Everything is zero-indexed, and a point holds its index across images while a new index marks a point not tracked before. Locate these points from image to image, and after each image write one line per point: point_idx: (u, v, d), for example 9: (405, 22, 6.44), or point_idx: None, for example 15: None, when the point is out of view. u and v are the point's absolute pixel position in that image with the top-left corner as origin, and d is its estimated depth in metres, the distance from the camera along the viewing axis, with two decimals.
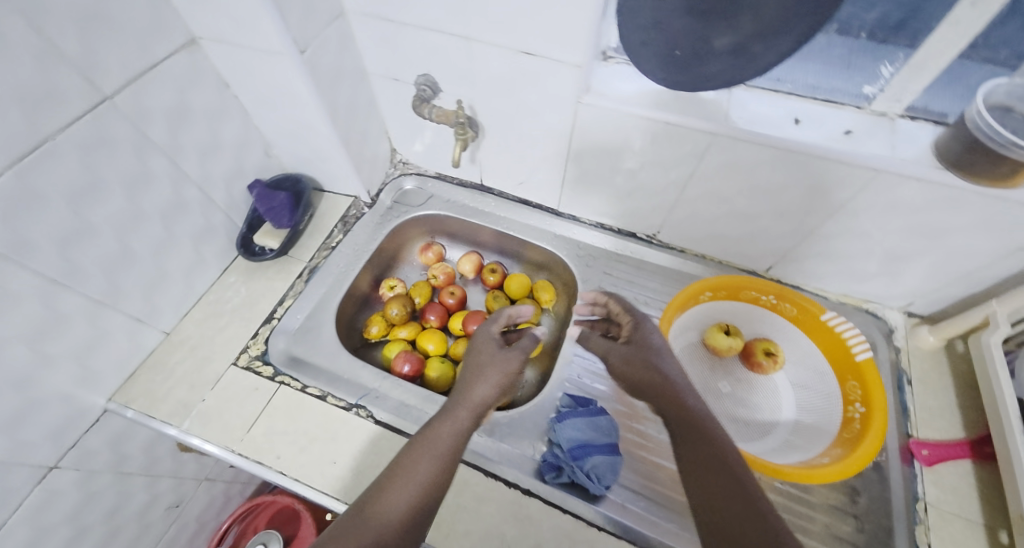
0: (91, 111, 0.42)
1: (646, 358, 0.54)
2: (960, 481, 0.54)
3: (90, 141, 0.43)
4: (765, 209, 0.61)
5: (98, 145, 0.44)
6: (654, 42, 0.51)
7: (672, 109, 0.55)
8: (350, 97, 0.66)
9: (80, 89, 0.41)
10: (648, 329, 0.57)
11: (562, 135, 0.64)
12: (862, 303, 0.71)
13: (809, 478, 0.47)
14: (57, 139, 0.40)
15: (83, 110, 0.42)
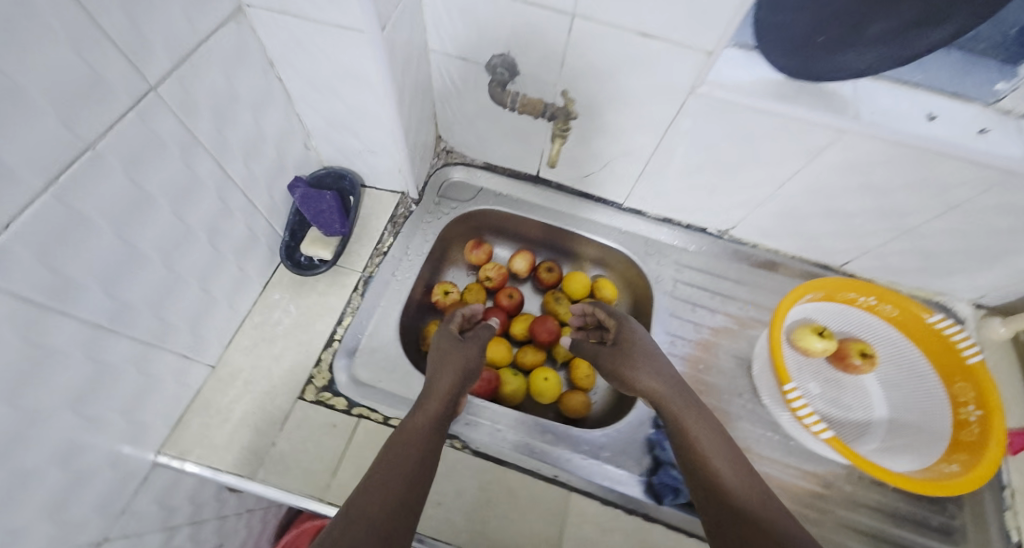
0: (135, 107, 0.32)
1: (630, 356, 0.58)
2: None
3: (136, 146, 0.33)
4: (867, 206, 0.59)
5: (144, 149, 0.34)
6: (795, 24, 0.46)
7: (798, 102, 0.50)
8: (414, 80, 0.56)
9: (124, 78, 0.30)
10: (629, 327, 0.62)
11: (660, 127, 0.57)
12: (932, 295, 0.73)
13: (951, 491, 0.48)
14: (100, 146, 0.30)
15: (127, 106, 0.31)
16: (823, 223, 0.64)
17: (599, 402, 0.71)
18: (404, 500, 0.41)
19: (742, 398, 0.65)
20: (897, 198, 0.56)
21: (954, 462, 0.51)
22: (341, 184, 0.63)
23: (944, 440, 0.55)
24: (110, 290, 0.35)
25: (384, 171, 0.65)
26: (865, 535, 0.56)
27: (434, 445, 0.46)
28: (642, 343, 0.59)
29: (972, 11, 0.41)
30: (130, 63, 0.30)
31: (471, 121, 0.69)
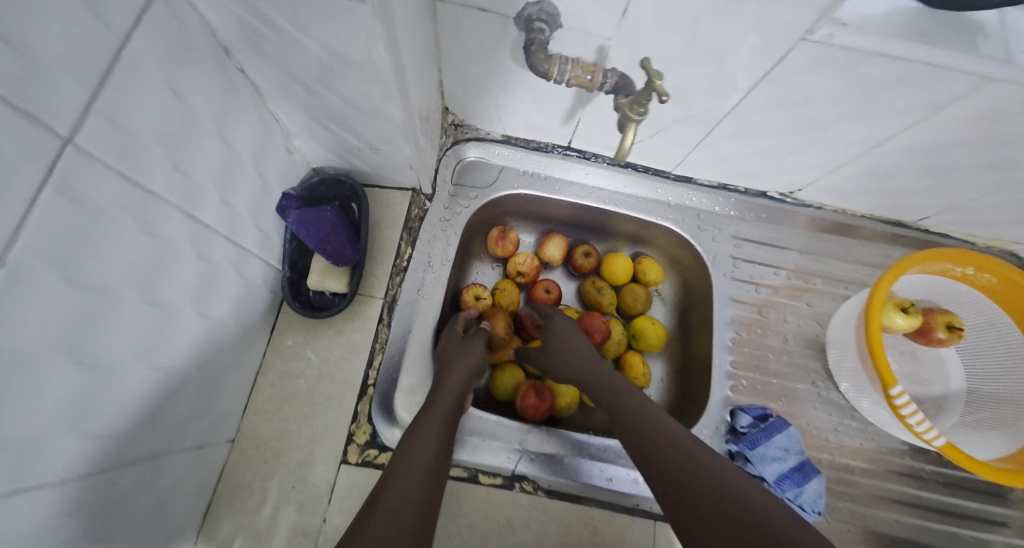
0: (50, 181, 0.20)
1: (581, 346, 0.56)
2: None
3: (70, 231, 0.22)
4: (978, 162, 0.49)
5: (75, 235, 0.22)
6: None
7: (942, 42, 0.37)
8: (418, 46, 0.41)
9: (21, 141, 0.19)
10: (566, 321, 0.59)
11: (744, 83, 0.45)
12: (1008, 246, 0.64)
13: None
14: (16, 256, 0.19)
15: (42, 178, 0.20)
16: (912, 180, 0.55)
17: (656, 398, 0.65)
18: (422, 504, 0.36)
19: (815, 385, 0.59)
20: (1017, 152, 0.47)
21: None
22: (340, 192, 0.51)
23: None
24: (89, 420, 0.26)
25: (390, 168, 0.51)
26: (943, 512, 0.55)
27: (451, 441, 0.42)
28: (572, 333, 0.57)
29: None
30: (19, 111, 0.18)
31: (486, 88, 0.54)
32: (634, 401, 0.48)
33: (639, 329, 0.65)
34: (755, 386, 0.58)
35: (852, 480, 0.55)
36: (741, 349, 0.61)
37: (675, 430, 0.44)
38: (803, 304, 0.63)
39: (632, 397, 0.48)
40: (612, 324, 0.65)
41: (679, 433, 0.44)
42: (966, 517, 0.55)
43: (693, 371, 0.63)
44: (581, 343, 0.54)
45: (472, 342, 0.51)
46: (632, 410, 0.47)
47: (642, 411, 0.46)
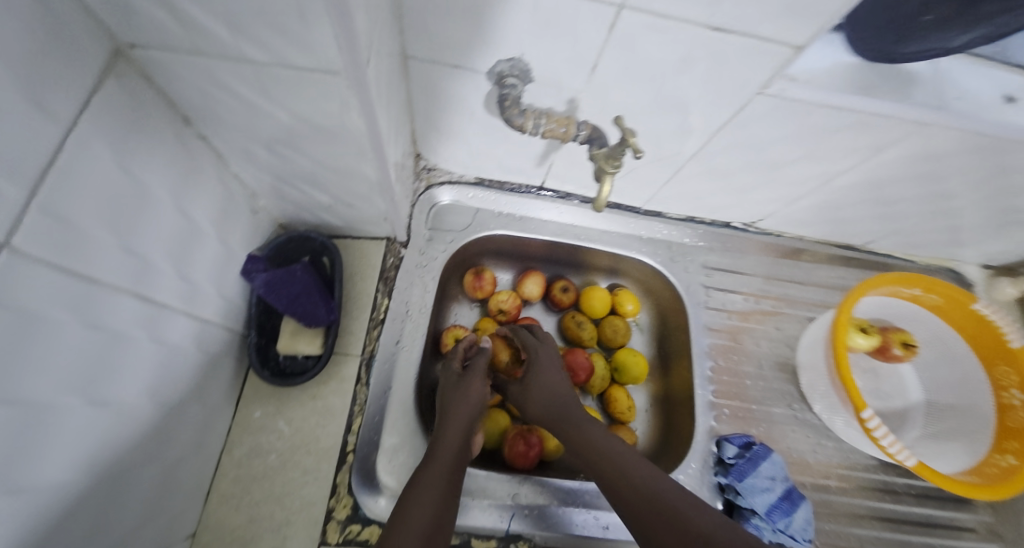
0: None
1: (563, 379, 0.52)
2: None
3: (8, 345, 0.19)
4: (913, 195, 0.54)
5: (12, 350, 0.20)
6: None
7: (881, 94, 0.41)
8: (392, 102, 0.40)
9: None
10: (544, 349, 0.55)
11: (706, 131, 0.48)
12: (945, 262, 0.70)
13: (1002, 494, 0.48)
14: None
15: None
16: (859, 211, 0.60)
17: (643, 431, 0.65)
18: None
19: (791, 408, 0.61)
20: (946, 185, 0.52)
21: (1009, 453, 0.52)
22: (310, 247, 0.48)
23: (989, 428, 0.55)
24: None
25: (363, 220, 0.50)
26: (917, 524, 0.58)
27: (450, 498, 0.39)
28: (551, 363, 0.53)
29: None
30: None
31: (457, 135, 0.54)
32: (610, 445, 0.45)
33: (621, 362, 0.66)
34: (738, 415, 0.60)
35: (831, 500, 0.57)
36: (721, 378, 0.62)
37: (657, 478, 0.41)
38: (772, 329, 0.66)
39: (609, 441, 0.45)
40: (595, 359, 0.65)
41: (662, 481, 0.41)
42: (938, 527, 0.58)
43: (676, 401, 0.64)
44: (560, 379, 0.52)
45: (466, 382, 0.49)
46: (609, 461, 0.43)
47: (619, 462, 0.43)
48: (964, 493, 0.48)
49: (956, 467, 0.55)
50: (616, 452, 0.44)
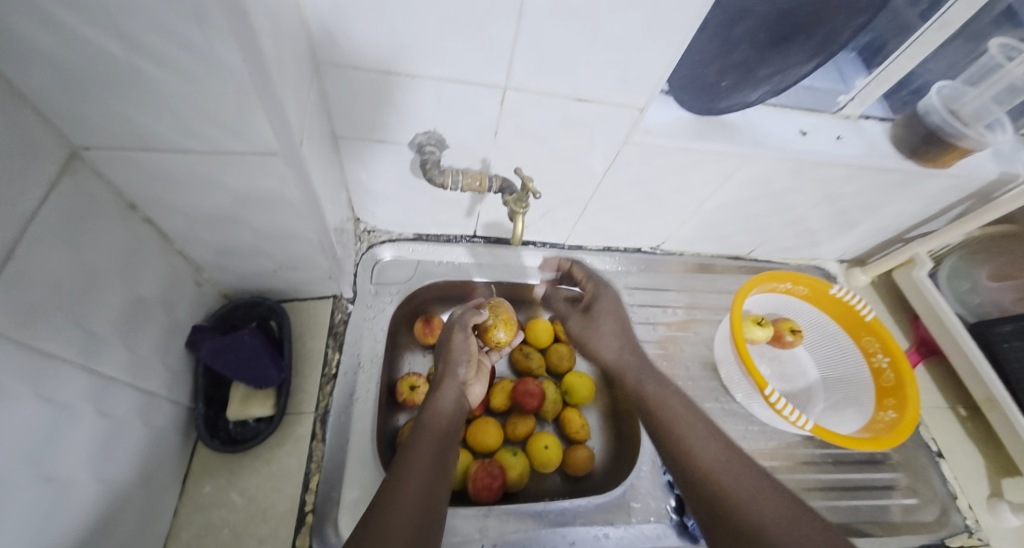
0: None
1: (616, 310, 0.60)
2: (927, 380, 0.78)
3: None
4: (765, 210, 0.68)
5: None
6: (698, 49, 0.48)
7: (712, 137, 0.54)
8: (327, 175, 0.47)
9: None
10: (608, 289, 0.62)
11: (597, 175, 0.59)
12: (812, 261, 0.86)
13: (887, 444, 0.58)
14: None
15: None
16: (733, 227, 0.73)
17: (599, 447, 0.69)
18: (427, 500, 0.41)
19: (719, 401, 0.69)
20: (787, 199, 0.66)
21: (889, 408, 0.63)
22: (257, 312, 0.50)
23: (871, 389, 0.66)
24: None
25: (308, 282, 0.53)
26: (842, 488, 0.65)
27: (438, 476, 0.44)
28: (610, 302, 0.61)
29: (835, 28, 0.44)
30: None
31: (391, 198, 0.61)
32: (669, 402, 0.49)
33: (569, 385, 0.71)
34: None
35: (780, 479, 0.64)
36: None
37: (707, 440, 0.45)
38: (691, 334, 0.75)
39: (666, 395, 0.50)
40: (546, 385, 0.69)
41: (710, 442, 0.44)
42: (860, 488, 0.65)
43: (623, 412, 0.70)
44: (624, 319, 0.60)
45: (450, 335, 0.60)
46: (669, 415, 0.48)
47: (679, 419, 0.47)
48: (865, 447, 0.57)
49: (855, 428, 0.64)
50: (674, 409, 0.48)
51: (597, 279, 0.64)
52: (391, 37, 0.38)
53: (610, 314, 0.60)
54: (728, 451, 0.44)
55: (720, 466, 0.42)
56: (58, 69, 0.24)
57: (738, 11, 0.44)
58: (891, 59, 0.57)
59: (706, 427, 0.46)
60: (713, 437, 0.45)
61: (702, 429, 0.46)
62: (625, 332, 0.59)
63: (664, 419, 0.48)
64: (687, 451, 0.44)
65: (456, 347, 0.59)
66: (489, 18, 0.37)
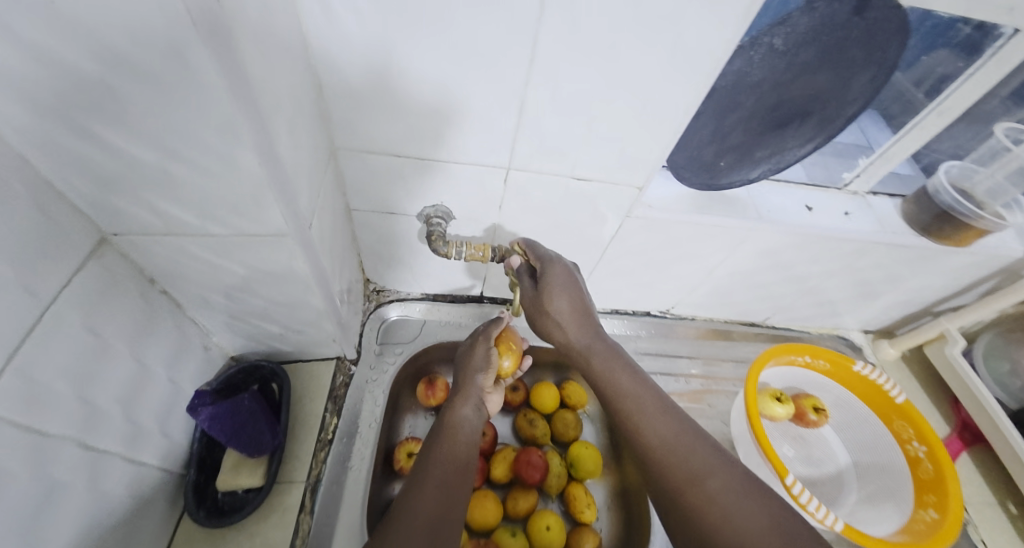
0: None
1: (578, 295, 0.46)
2: (973, 471, 0.70)
3: None
4: (777, 278, 0.67)
5: None
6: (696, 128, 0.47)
7: (715, 211, 0.54)
8: (337, 244, 0.49)
9: None
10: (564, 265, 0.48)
11: (600, 244, 0.59)
12: (834, 330, 0.82)
13: None
14: None
15: None
16: (745, 294, 0.71)
17: (606, 531, 0.64)
18: (443, 506, 0.42)
19: None
20: (800, 270, 0.64)
21: (929, 507, 0.57)
22: (259, 375, 0.51)
23: (907, 482, 0.61)
24: None
25: (313, 344, 0.54)
26: None
27: (451, 485, 0.45)
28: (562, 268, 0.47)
29: (822, 118, 0.47)
30: None
31: (400, 261, 0.63)
32: (621, 379, 0.44)
33: (576, 456, 0.66)
34: None
35: None
36: None
37: (659, 417, 0.41)
38: (706, 406, 0.71)
39: (620, 371, 0.44)
40: (551, 456, 0.66)
41: (661, 419, 0.40)
42: None
43: (632, 492, 0.65)
44: (584, 291, 0.47)
45: (474, 346, 0.60)
46: (624, 395, 0.43)
47: (633, 399, 0.42)
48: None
49: (891, 529, 0.58)
50: (626, 388, 0.43)
51: (544, 251, 0.50)
52: (402, 128, 0.43)
53: (560, 289, 0.46)
54: (682, 428, 0.40)
55: (671, 447, 0.38)
56: (96, 170, 0.27)
57: (729, 103, 0.46)
58: (891, 142, 0.57)
59: (658, 400, 0.42)
60: (666, 413, 0.41)
61: (654, 404, 0.42)
62: (584, 309, 0.46)
63: (620, 400, 0.43)
64: (639, 431, 0.40)
65: (477, 357, 0.59)
66: (490, 111, 0.41)
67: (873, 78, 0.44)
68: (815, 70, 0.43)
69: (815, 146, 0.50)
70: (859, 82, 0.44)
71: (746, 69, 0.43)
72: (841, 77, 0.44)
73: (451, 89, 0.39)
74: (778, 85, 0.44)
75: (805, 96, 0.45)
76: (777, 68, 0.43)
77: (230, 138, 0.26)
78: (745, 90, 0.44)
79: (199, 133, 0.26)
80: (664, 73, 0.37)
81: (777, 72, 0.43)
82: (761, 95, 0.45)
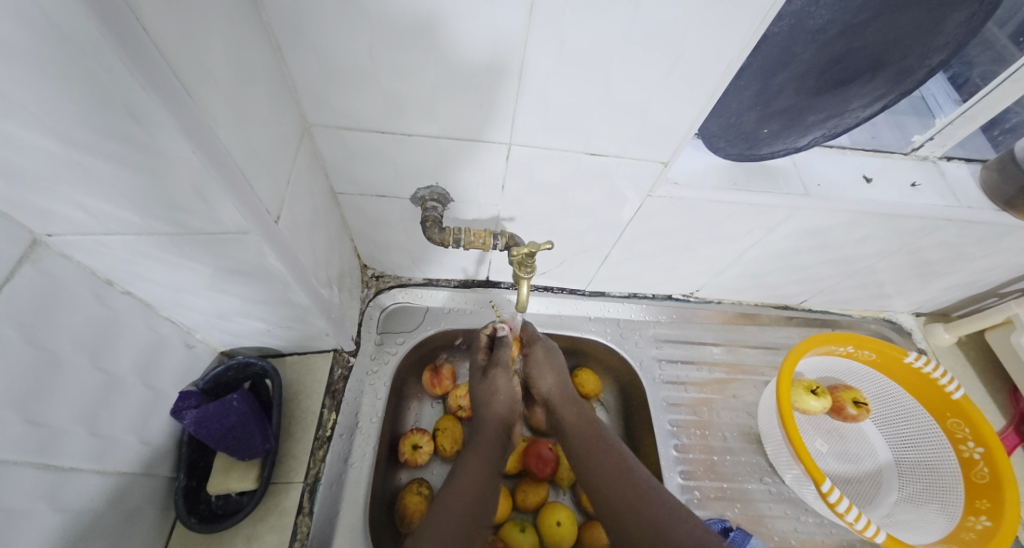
0: None
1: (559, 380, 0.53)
2: None
3: None
4: (820, 260, 0.59)
5: None
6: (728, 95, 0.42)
7: (753, 187, 0.47)
8: (320, 233, 0.44)
9: None
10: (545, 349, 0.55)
11: (617, 226, 0.53)
12: (879, 313, 0.74)
13: None
14: None
15: None
16: (782, 276, 0.64)
17: None
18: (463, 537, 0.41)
19: (764, 482, 0.60)
20: (847, 250, 0.56)
21: (982, 514, 0.52)
22: (251, 372, 0.48)
23: (958, 485, 0.55)
24: None
25: (306, 338, 0.51)
26: None
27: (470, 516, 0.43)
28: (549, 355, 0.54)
29: (896, 72, 0.38)
30: None
31: (398, 247, 0.58)
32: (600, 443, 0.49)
33: None
34: (693, 493, 0.58)
35: None
36: (686, 459, 0.60)
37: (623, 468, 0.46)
38: (731, 398, 0.66)
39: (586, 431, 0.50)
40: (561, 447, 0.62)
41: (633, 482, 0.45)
42: None
43: None
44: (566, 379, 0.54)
45: (493, 376, 0.53)
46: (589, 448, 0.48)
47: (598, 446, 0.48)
48: None
49: (936, 538, 0.52)
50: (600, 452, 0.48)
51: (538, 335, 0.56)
52: (384, 99, 0.37)
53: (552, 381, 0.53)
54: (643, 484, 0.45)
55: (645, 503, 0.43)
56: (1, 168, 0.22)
57: (781, 57, 0.37)
58: (979, 95, 0.48)
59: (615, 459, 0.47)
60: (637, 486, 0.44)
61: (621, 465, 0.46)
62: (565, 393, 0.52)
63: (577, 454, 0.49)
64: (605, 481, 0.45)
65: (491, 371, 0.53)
66: (482, 79, 0.34)
67: (971, 17, 0.34)
68: (899, 9, 0.33)
69: (881, 106, 0.42)
70: (953, 23, 0.35)
71: (810, 9, 0.34)
72: (930, 17, 0.34)
73: (434, 55, 0.33)
74: (847, 30, 0.34)
75: (882, 42, 0.35)
76: (849, 8, 0.33)
77: (147, 125, 0.21)
78: (804, 37, 0.35)
79: (106, 117, 0.21)
80: (703, 25, 0.29)
81: (849, 12, 0.34)
82: (822, 48, 0.36)
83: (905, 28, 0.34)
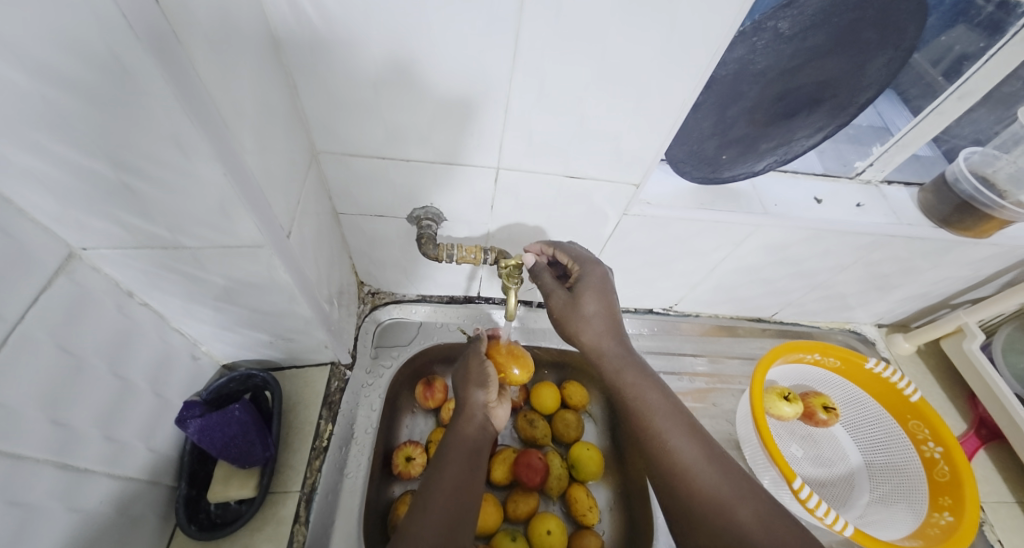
0: None
1: (609, 303, 0.44)
2: (991, 470, 0.67)
3: None
4: (785, 273, 0.64)
5: None
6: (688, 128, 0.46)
7: (718, 207, 0.52)
8: (322, 249, 0.48)
9: None
10: (597, 269, 0.45)
11: (598, 242, 0.57)
12: (845, 324, 0.79)
13: None
14: None
15: None
16: (752, 289, 0.69)
17: (608, 532, 0.63)
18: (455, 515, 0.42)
19: None
20: (808, 264, 0.62)
21: (945, 510, 0.55)
22: (252, 384, 0.50)
23: (923, 485, 0.58)
24: None
25: (305, 350, 0.53)
26: None
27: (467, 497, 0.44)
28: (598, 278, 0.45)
29: (832, 105, 0.45)
30: None
31: (394, 263, 0.62)
32: (651, 396, 0.41)
33: (577, 457, 0.64)
34: None
35: None
36: None
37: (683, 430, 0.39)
38: (711, 406, 0.69)
39: (647, 385, 0.42)
40: (551, 457, 0.63)
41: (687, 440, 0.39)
42: None
43: (633, 494, 0.63)
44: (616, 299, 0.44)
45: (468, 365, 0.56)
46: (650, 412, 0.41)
47: (658, 412, 0.40)
48: None
49: (905, 534, 0.55)
50: (655, 406, 0.41)
51: (579, 252, 0.47)
52: (384, 128, 0.41)
53: (597, 291, 0.44)
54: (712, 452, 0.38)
55: (699, 468, 0.37)
56: (56, 188, 0.25)
57: (731, 94, 0.42)
58: (909, 126, 0.55)
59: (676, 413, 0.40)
60: (694, 432, 0.39)
61: (683, 423, 0.40)
62: (616, 330, 0.44)
63: (640, 410, 0.41)
64: (667, 449, 0.39)
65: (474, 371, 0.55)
66: (478, 111, 0.39)
67: (889, 61, 0.41)
68: (826, 54, 0.39)
69: (823, 136, 0.48)
70: (875, 66, 0.41)
71: (749, 57, 0.39)
72: (853, 61, 0.40)
73: (429, 89, 0.37)
74: (784, 73, 0.40)
75: (814, 83, 0.42)
76: (782, 55, 0.39)
77: (189, 153, 0.25)
78: (748, 79, 0.41)
79: (159, 146, 0.24)
80: (663, 59, 0.34)
81: (783, 59, 0.39)
82: (768, 84, 0.41)
83: (834, 69, 0.41)
